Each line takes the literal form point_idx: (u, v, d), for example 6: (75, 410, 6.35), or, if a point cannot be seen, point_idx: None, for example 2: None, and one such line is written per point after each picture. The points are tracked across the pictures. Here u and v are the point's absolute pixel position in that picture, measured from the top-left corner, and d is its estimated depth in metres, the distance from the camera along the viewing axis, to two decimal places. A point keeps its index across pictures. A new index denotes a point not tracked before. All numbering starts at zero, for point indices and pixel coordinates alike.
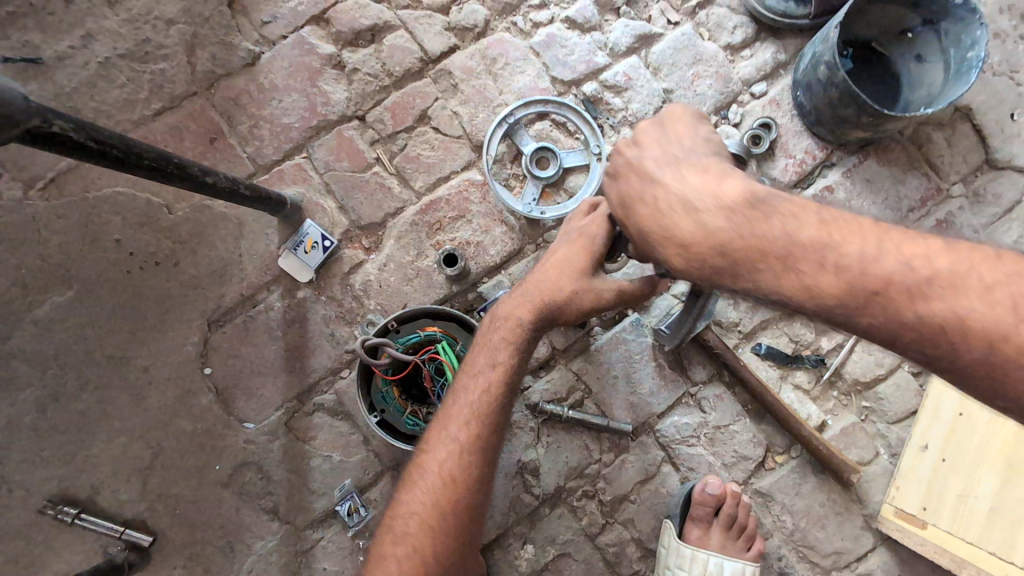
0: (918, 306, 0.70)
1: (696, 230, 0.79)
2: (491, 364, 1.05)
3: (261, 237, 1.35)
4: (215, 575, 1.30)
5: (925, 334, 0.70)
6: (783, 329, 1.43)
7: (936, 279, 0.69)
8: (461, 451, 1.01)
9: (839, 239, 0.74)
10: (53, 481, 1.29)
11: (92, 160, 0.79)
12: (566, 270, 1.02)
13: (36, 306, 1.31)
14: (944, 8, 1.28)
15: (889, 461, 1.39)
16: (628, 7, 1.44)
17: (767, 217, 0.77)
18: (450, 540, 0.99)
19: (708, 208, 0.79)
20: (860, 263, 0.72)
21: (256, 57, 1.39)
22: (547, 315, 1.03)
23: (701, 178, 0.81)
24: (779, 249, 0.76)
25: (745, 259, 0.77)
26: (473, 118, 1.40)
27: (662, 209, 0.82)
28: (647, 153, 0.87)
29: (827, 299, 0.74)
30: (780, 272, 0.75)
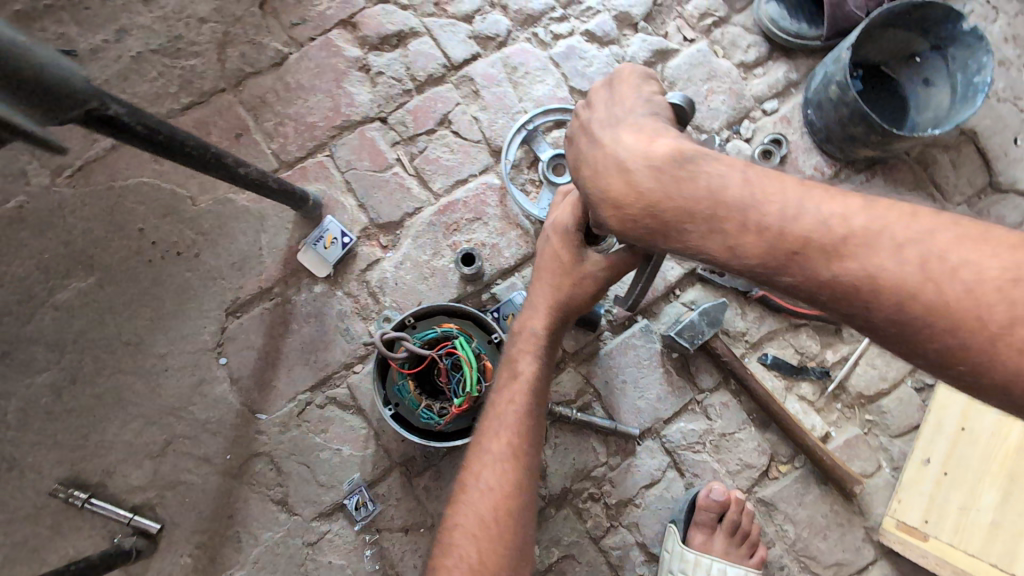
0: (836, 265, 0.69)
1: (624, 189, 0.81)
2: (517, 372, 1.10)
3: (282, 232, 1.39)
4: (221, 564, 1.31)
5: (840, 296, 0.70)
6: (789, 341, 1.45)
7: (852, 239, 0.68)
8: (504, 460, 1.03)
9: (761, 198, 0.74)
10: (66, 464, 1.31)
11: (138, 144, 0.82)
12: (561, 267, 1.09)
13: (58, 291, 1.34)
14: (952, 35, 1.34)
15: (891, 474, 1.41)
16: (646, 22, 1.49)
17: (692, 174, 0.77)
18: (507, 552, 0.98)
19: (635, 165, 0.80)
20: (780, 223, 0.72)
21: (284, 58, 1.43)
22: (562, 317, 1.12)
23: (634, 136, 0.83)
24: (705, 208, 0.77)
25: (669, 218, 0.79)
26: (493, 124, 1.44)
27: (599, 171, 0.84)
28: (592, 120, 0.90)
29: (748, 256, 0.75)
30: (701, 231, 0.77)
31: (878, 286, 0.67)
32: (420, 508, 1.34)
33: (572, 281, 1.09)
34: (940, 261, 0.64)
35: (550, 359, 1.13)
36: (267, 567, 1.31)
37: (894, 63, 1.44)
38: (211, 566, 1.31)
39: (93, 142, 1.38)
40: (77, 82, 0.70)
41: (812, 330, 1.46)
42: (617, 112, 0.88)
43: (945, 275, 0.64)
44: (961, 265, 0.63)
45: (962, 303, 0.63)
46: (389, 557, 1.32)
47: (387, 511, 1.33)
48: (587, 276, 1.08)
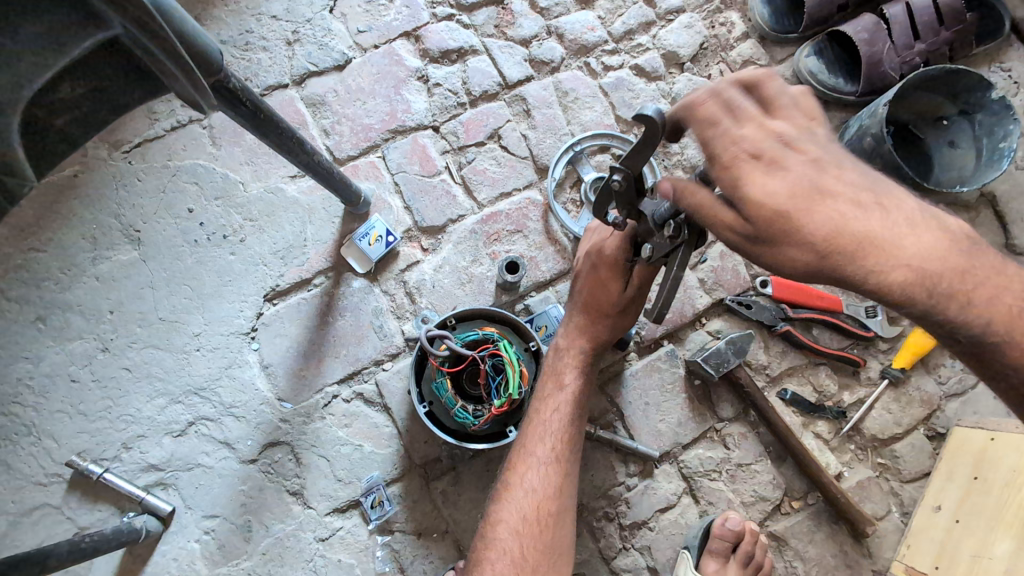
0: (1008, 315, 0.80)
1: (831, 214, 0.79)
2: (562, 384, 1.18)
3: (328, 225, 1.42)
4: (229, 553, 1.28)
5: (996, 349, 0.81)
6: (808, 378, 1.49)
7: (1014, 292, 0.81)
8: (549, 467, 1.12)
9: (952, 245, 0.80)
10: (86, 435, 1.30)
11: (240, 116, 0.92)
12: (605, 299, 1.19)
13: (102, 261, 1.36)
14: (979, 102, 1.44)
15: (901, 519, 1.43)
16: (692, 63, 1.58)
17: (892, 214, 0.80)
18: (546, 550, 1.07)
19: (870, 211, 0.80)
20: (965, 269, 0.80)
21: (347, 61, 1.49)
22: (604, 340, 1.22)
23: (835, 172, 0.82)
24: (939, 267, 0.79)
25: (871, 249, 0.78)
26: (541, 143, 1.50)
27: (831, 208, 0.80)
28: (792, 162, 0.83)
29: (933, 298, 0.79)
30: (904, 268, 0.78)
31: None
32: (436, 512, 1.32)
33: (615, 313, 1.20)
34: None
35: (592, 375, 1.21)
36: (275, 560, 1.28)
37: (925, 123, 1.53)
38: (218, 553, 1.28)
39: (154, 122, 1.42)
40: (218, 59, 0.78)
41: (830, 370, 1.50)
42: (800, 133, 0.85)
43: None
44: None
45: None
46: (401, 560, 1.30)
47: (402, 513, 1.32)
48: (628, 307, 1.19)
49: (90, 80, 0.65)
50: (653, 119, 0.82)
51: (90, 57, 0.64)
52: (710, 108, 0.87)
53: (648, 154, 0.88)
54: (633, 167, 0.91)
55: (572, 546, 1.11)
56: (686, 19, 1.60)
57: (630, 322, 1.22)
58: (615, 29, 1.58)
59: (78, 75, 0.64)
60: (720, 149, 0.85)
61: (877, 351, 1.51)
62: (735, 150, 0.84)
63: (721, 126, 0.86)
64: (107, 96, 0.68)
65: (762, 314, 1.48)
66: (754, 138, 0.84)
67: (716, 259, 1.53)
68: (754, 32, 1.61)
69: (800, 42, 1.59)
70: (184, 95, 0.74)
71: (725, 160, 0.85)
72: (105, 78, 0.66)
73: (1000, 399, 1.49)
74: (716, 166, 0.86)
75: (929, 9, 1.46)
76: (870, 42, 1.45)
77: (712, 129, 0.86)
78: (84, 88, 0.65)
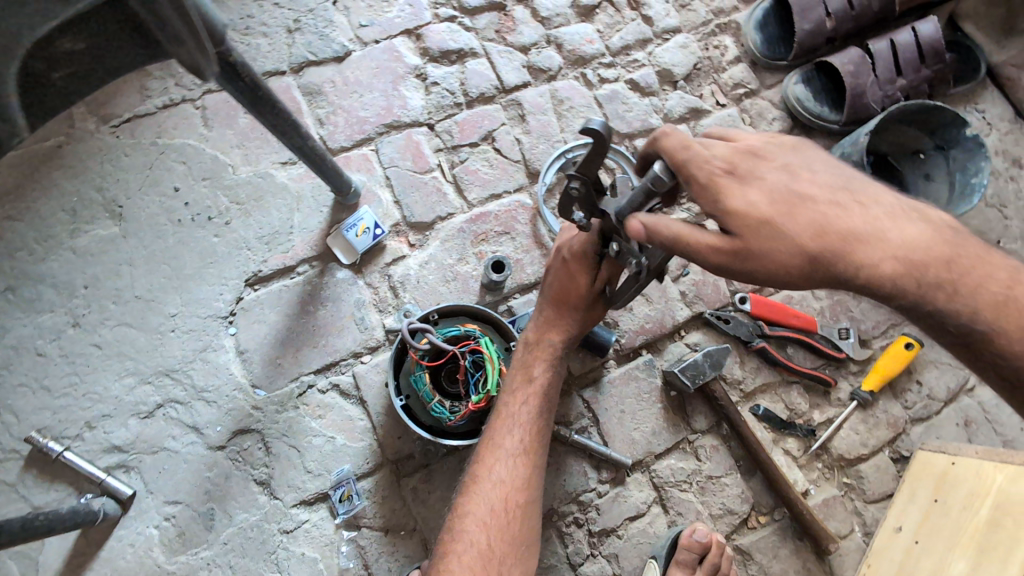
0: (990, 299, 0.86)
1: (815, 216, 0.86)
2: (531, 378, 1.18)
3: (315, 214, 1.41)
4: (188, 541, 1.25)
5: (981, 334, 0.86)
6: (780, 396, 1.52)
7: (994, 276, 0.87)
8: (517, 458, 1.12)
9: (934, 235, 0.87)
10: (48, 411, 1.26)
11: (234, 89, 0.94)
12: (574, 292, 1.20)
13: (79, 235, 1.33)
14: (954, 138, 1.49)
15: (863, 539, 1.45)
16: (685, 82, 1.62)
17: (872, 209, 0.86)
18: (514, 540, 1.07)
19: (848, 208, 0.86)
20: (948, 258, 0.86)
21: (347, 52, 1.50)
22: (570, 335, 1.22)
23: (808, 177, 0.89)
24: (921, 260, 0.85)
25: (856, 246, 0.84)
26: (534, 148, 1.52)
27: (810, 207, 0.86)
28: (766, 169, 0.90)
29: (917, 289, 0.85)
30: (887, 263, 0.84)
31: (1019, 324, 0.84)
32: (405, 509, 1.31)
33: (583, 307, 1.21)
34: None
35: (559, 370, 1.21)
36: (236, 550, 1.25)
37: (902, 155, 1.58)
38: (177, 541, 1.25)
39: (146, 98, 1.41)
40: (221, 31, 0.81)
41: (803, 389, 1.53)
42: (772, 143, 0.93)
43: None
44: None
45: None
46: (366, 557, 1.28)
47: (371, 508, 1.30)
48: (596, 301, 1.21)
49: (91, 37, 0.62)
50: (599, 131, 0.86)
51: (95, 15, 0.60)
52: (675, 138, 0.93)
53: (600, 160, 0.91)
54: (588, 173, 0.94)
55: (540, 538, 1.12)
56: (681, 39, 1.64)
57: (592, 320, 1.23)
58: (613, 43, 1.61)
59: (79, 30, 0.60)
60: (696, 165, 0.90)
61: (848, 373, 1.55)
62: (708, 168, 0.90)
63: (692, 150, 0.91)
64: (102, 54, 0.64)
65: (738, 330, 1.51)
66: (725, 155, 0.91)
67: (697, 273, 1.56)
68: (746, 57, 1.66)
69: (789, 69, 1.64)
70: (185, 62, 0.74)
71: (702, 179, 0.90)
72: (104, 36, 0.63)
73: (962, 426, 1.54)
74: (693, 187, 0.91)
75: (911, 47, 1.52)
76: (855, 74, 1.51)
77: (684, 154, 0.91)
78: (84, 45, 0.62)
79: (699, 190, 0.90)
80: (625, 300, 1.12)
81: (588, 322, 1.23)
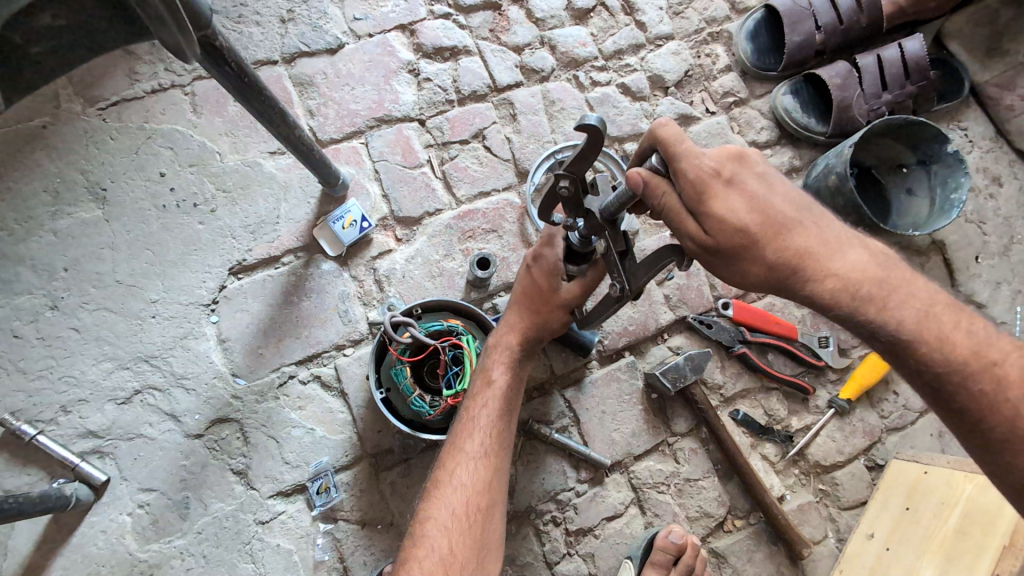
0: (913, 314, 0.89)
1: (778, 229, 0.89)
2: (491, 380, 1.17)
3: (303, 205, 1.41)
4: (161, 529, 1.24)
5: (922, 355, 0.88)
6: (759, 401, 1.54)
7: (915, 295, 0.90)
8: (480, 462, 1.11)
9: (871, 257, 0.91)
10: (22, 394, 1.25)
11: (224, 77, 0.95)
12: (536, 294, 1.20)
13: (61, 217, 1.32)
14: (936, 154, 1.53)
15: (836, 545, 1.47)
16: (676, 88, 1.64)
17: (824, 230, 0.91)
18: (475, 545, 1.05)
19: (808, 227, 0.90)
20: (881, 278, 0.89)
21: (340, 45, 1.50)
22: (529, 338, 1.21)
23: (779, 192, 0.92)
24: (867, 282, 0.89)
25: (809, 262, 0.89)
26: (524, 148, 1.52)
27: (776, 221, 0.89)
28: (747, 179, 0.91)
29: (861, 307, 0.89)
30: (839, 280, 0.89)
31: (951, 345, 0.87)
32: (382, 503, 1.31)
33: (547, 309, 1.20)
34: (966, 317, 0.90)
35: (521, 371, 1.21)
36: (210, 540, 1.24)
37: (886, 169, 1.61)
38: (150, 529, 1.24)
39: (135, 82, 1.40)
40: (206, 13, 0.80)
41: (782, 395, 1.55)
42: (755, 152, 0.94)
43: (969, 329, 0.89)
44: (973, 324, 0.90)
45: (982, 355, 0.87)
46: (341, 550, 1.27)
47: (348, 501, 1.29)
48: (555, 306, 1.20)
49: (71, 13, 0.60)
50: (596, 127, 0.85)
51: None
52: (672, 129, 0.92)
53: (592, 159, 0.91)
54: (577, 171, 0.94)
55: (498, 547, 1.10)
56: (673, 46, 1.66)
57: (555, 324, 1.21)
58: (606, 47, 1.63)
59: (61, 5, 0.58)
60: (684, 165, 0.91)
61: (827, 381, 1.57)
62: (698, 167, 0.90)
63: (685, 144, 0.91)
64: (83, 30, 0.63)
65: (721, 335, 1.53)
66: (716, 156, 0.90)
67: (682, 277, 1.57)
68: (736, 66, 1.68)
69: (779, 80, 1.67)
70: (168, 41, 0.73)
71: (691, 176, 0.90)
72: (87, 11, 0.62)
73: (936, 436, 1.56)
74: (680, 182, 0.91)
75: (897, 62, 1.55)
76: (842, 87, 1.54)
77: (679, 147, 0.91)
78: (65, 21, 0.59)
79: (687, 188, 0.91)
80: (600, 318, 1.11)
81: (552, 325, 1.21)
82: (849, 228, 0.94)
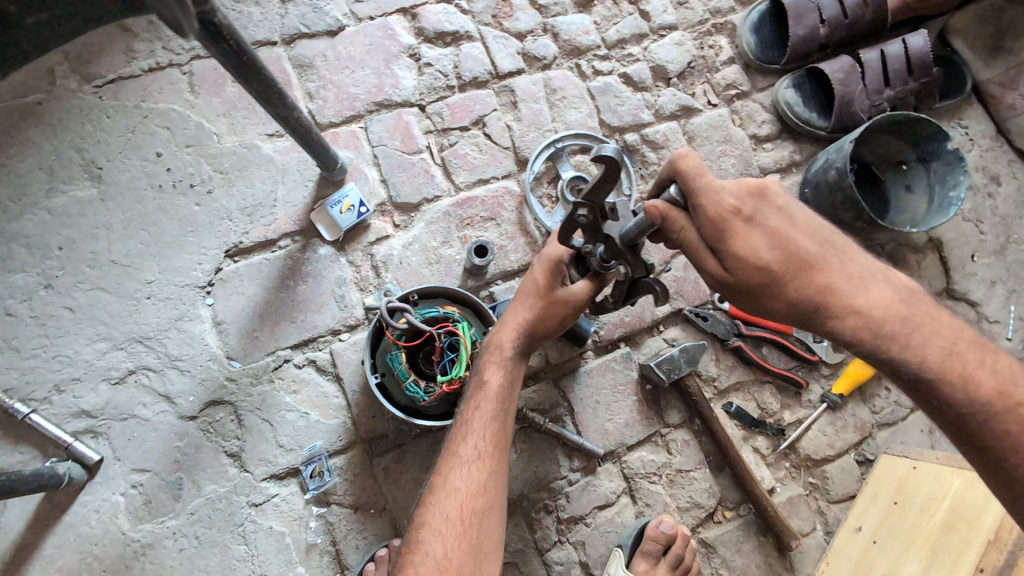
0: (937, 352, 0.89)
1: (802, 266, 0.90)
2: (483, 382, 1.15)
3: (300, 188, 1.40)
4: (154, 509, 1.24)
5: (943, 391, 0.88)
6: (752, 394, 1.55)
7: (940, 332, 0.91)
8: (475, 464, 1.10)
9: (894, 294, 0.92)
10: (16, 372, 1.25)
11: (221, 55, 0.93)
12: (534, 291, 1.19)
13: (55, 195, 1.31)
14: (936, 151, 1.52)
15: (824, 537, 1.48)
16: (678, 79, 1.63)
17: (848, 266, 0.92)
18: (470, 550, 1.04)
19: (834, 262, 0.92)
20: (904, 315, 0.90)
21: (340, 28, 1.49)
22: (526, 336, 1.18)
23: (802, 227, 0.93)
24: (891, 319, 0.90)
25: (832, 299, 0.90)
26: (524, 136, 1.51)
27: (798, 256, 0.91)
28: (769, 217, 0.92)
29: (880, 342, 0.90)
30: (863, 318, 0.90)
31: (971, 381, 0.88)
32: (376, 488, 1.31)
33: (543, 307, 1.18)
34: (990, 354, 0.91)
35: (516, 370, 1.18)
36: (203, 521, 1.25)
37: (886, 166, 1.61)
38: (143, 509, 1.24)
39: (132, 60, 1.38)
40: None
41: (775, 389, 1.56)
42: (777, 185, 0.95)
43: (993, 367, 0.89)
44: (997, 361, 0.91)
45: (1007, 394, 0.87)
46: (334, 533, 1.28)
47: (342, 485, 1.30)
48: (557, 305, 1.17)
49: None
50: (612, 158, 0.87)
51: None
52: (693, 161, 0.93)
53: (609, 187, 0.92)
54: (595, 201, 0.96)
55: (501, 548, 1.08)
56: (677, 36, 1.65)
57: (560, 324, 1.19)
58: (609, 36, 1.62)
59: None
60: (704, 201, 0.92)
61: (820, 375, 1.58)
62: (719, 204, 0.91)
63: (705, 178, 0.92)
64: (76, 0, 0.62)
65: (716, 327, 1.53)
66: (736, 193, 0.92)
67: (679, 269, 1.57)
68: (739, 59, 1.67)
69: (781, 74, 1.66)
70: (165, 15, 0.72)
71: (711, 214, 0.91)
72: None
73: (926, 432, 1.58)
74: (700, 219, 0.93)
75: (901, 58, 1.54)
76: (845, 82, 1.53)
77: (696, 181, 0.93)
78: None
79: (706, 228, 0.92)
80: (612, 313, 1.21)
81: (556, 325, 1.19)
82: (874, 262, 0.95)
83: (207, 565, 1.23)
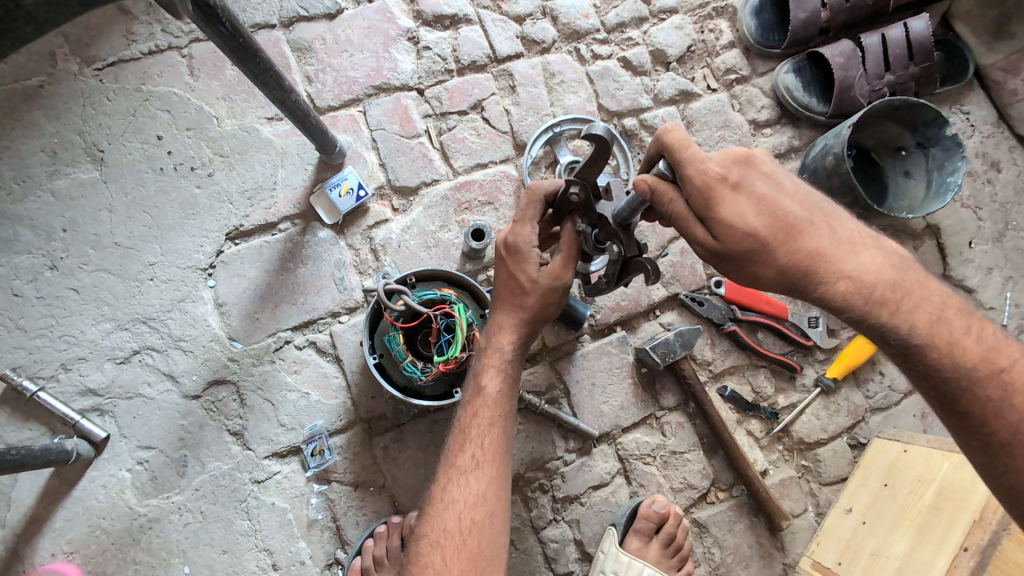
0: (925, 318, 0.92)
1: (792, 232, 0.91)
2: (482, 386, 1.16)
3: (299, 172, 1.41)
4: (159, 485, 1.28)
5: (929, 357, 0.91)
6: (747, 378, 1.56)
7: (929, 299, 0.93)
8: (473, 475, 1.11)
9: (884, 260, 0.94)
10: (23, 351, 1.28)
11: (216, 35, 0.94)
12: (511, 286, 1.17)
13: (59, 178, 1.33)
14: (935, 137, 1.52)
15: (815, 518, 1.51)
16: (677, 64, 1.62)
17: (837, 231, 0.93)
18: (469, 556, 1.06)
19: (822, 228, 0.93)
20: (894, 281, 0.93)
21: (339, 11, 1.48)
22: (525, 333, 1.19)
23: (790, 193, 0.94)
24: (879, 286, 0.92)
25: (821, 265, 0.91)
26: (522, 120, 1.52)
27: (789, 223, 0.92)
28: (758, 184, 0.93)
29: (869, 306, 0.92)
30: (852, 284, 0.92)
31: (956, 348, 0.91)
32: (375, 467, 1.34)
33: (524, 296, 1.17)
34: (977, 323, 0.94)
35: (515, 377, 1.19)
36: (207, 497, 1.28)
37: (885, 152, 1.62)
38: (149, 485, 1.27)
39: (131, 43, 1.38)
40: None
41: (769, 373, 1.57)
42: (762, 152, 0.96)
43: (979, 334, 0.92)
44: (983, 329, 0.94)
45: (991, 361, 0.91)
46: (334, 510, 1.31)
47: (342, 464, 1.33)
48: (543, 292, 1.17)
49: None
50: (602, 137, 0.93)
51: None
52: (678, 134, 0.94)
53: (601, 165, 0.98)
54: (587, 177, 1.03)
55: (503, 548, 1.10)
56: (677, 20, 1.64)
57: (547, 300, 1.18)
58: (608, 19, 1.61)
59: None
60: (689, 170, 0.93)
61: (814, 360, 1.60)
62: (705, 172, 0.92)
63: (689, 149, 0.93)
64: None
65: (712, 312, 1.54)
66: (721, 161, 0.93)
67: (676, 254, 1.58)
68: (739, 43, 1.66)
69: (781, 58, 1.65)
70: None
71: (697, 182, 0.92)
72: None
73: (919, 417, 1.59)
74: (687, 187, 0.93)
75: (902, 42, 1.53)
76: (845, 66, 1.52)
77: (682, 152, 0.93)
78: None
79: (694, 197, 0.93)
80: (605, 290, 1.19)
81: (542, 301, 1.17)
82: (864, 229, 0.97)
83: (212, 539, 1.27)
